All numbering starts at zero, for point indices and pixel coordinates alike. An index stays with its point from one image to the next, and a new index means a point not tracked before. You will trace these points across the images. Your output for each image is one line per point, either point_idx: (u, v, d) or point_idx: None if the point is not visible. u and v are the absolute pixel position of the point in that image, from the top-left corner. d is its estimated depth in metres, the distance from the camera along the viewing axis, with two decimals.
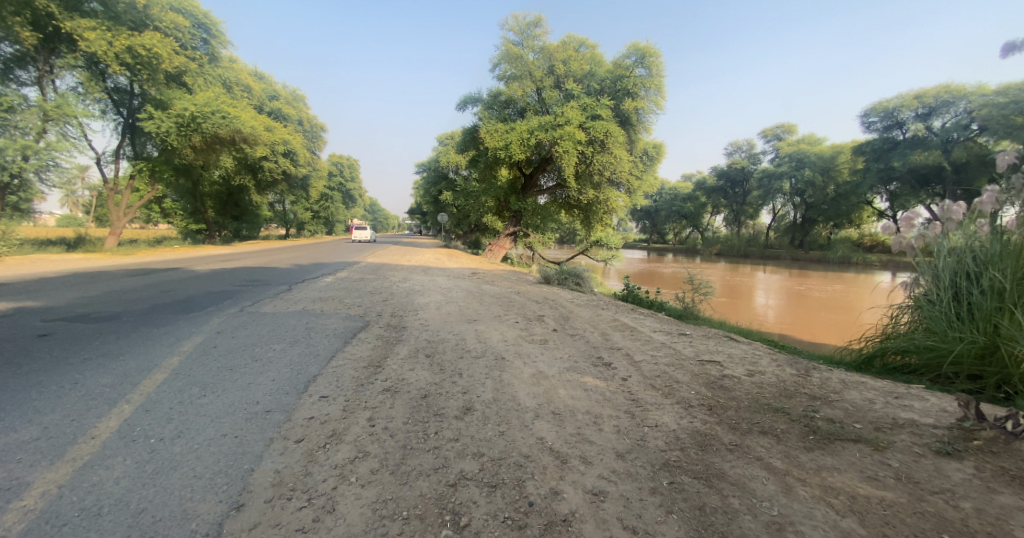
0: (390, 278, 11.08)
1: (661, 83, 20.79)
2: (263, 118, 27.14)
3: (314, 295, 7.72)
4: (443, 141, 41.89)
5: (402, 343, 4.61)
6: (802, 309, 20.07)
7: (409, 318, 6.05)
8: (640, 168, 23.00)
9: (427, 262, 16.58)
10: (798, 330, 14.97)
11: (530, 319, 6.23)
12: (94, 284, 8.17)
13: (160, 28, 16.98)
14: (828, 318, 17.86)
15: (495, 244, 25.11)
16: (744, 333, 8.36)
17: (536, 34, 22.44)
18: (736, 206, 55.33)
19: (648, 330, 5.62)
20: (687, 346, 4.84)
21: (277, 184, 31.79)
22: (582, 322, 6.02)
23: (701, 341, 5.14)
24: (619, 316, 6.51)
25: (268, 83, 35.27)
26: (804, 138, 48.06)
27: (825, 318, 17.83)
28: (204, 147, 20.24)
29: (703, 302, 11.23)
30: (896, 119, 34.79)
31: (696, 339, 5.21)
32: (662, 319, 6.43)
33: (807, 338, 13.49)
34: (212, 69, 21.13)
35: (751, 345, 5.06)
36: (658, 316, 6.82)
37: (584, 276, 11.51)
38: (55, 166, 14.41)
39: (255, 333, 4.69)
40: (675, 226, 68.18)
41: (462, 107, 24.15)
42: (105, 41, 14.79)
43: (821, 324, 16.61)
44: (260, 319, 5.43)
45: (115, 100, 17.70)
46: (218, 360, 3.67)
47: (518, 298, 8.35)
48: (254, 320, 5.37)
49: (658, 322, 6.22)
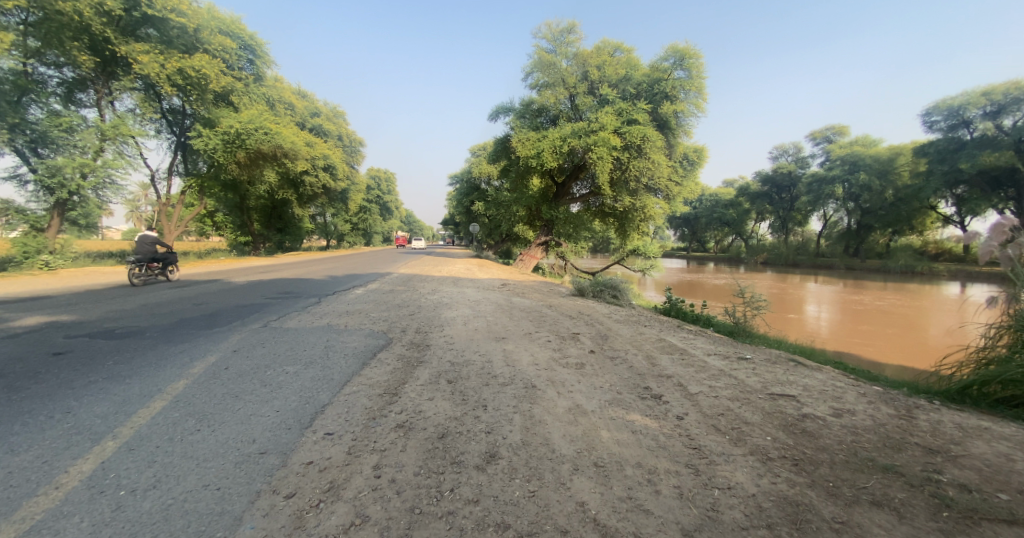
0: (420, 290, 10.85)
1: (702, 84, 19.83)
2: (305, 135, 28.48)
3: (342, 309, 7.54)
4: (476, 152, 42.28)
5: (423, 365, 4.20)
6: (861, 323, 18.14)
7: (434, 335, 5.64)
8: (679, 173, 21.94)
9: (457, 273, 16.41)
10: (859, 347, 13.41)
11: (564, 337, 5.68)
12: (136, 297, 8.44)
13: (209, 50, 18.17)
14: (891, 334, 16.04)
15: (526, 254, 24.76)
16: (807, 354, 7.34)
17: (570, 40, 22.07)
18: (782, 212, 52.02)
19: (702, 353, 4.89)
20: (754, 374, 4.09)
21: (316, 197, 33.12)
22: (622, 343, 5.36)
23: (770, 368, 4.36)
24: (666, 336, 5.79)
25: (311, 102, 37.12)
26: (859, 138, 44.58)
27: (890, 334, 15.90)
28: (247, 162, 21.35)
29: (758, 317, 10.17)
30: (961, 118, 31.36)
31: (764, 367, 4.42)
32: (717, 340, 5.66)
33: (870, 357, 12.04)
34: (257, 88, 22.43)
35: (833, 376, 4.23)
36: (711, 336, 6.04)
37: (621, 288, 10.79)
38: (110, 183, 15.60)
39: (271, 352, 4.44)
40: (716, 234, 65.02)
41: (494, 117, 24.21)
42: (157, 64, 15.93)
43: (884, 341, 14.90)
44: (281, 336, 5.20)
45: (168, 119, 19.05)
46: (228, 385, 3.42)
47: (551, 313, 7.78)
48: (274, 337, 5.16)
49: (713, 343, 5.45)
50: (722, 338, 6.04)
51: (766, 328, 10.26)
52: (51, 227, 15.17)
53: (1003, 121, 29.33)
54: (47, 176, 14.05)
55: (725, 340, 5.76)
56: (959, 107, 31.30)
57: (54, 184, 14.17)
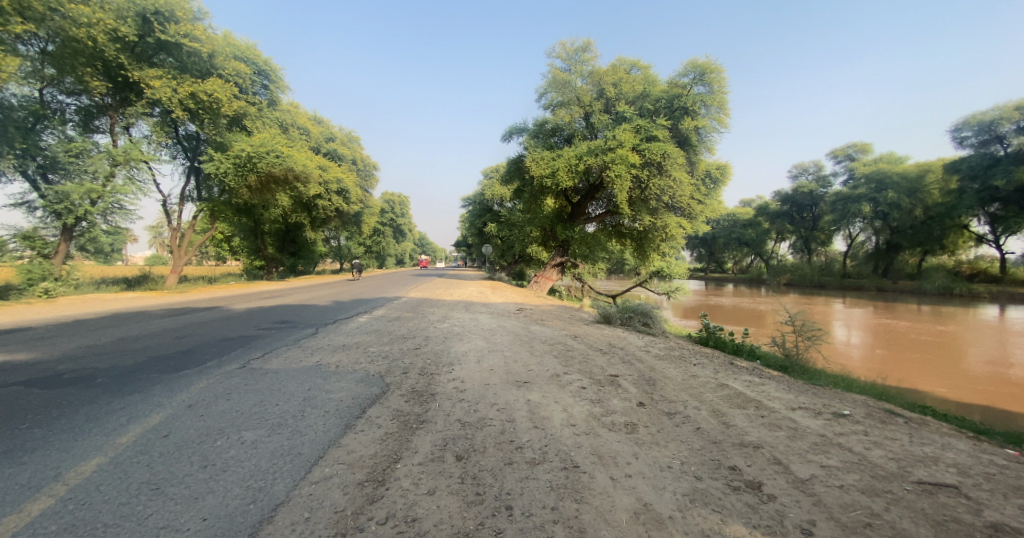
0: (428, 318, 9.95)
1: (724, 99, 19.11)
2: (318, 159, 28.79)
3: (338, 343, 6.60)
4: (488, 174, 42.20)
5: (423, 429, 3.20)
6: (909, 349, 16.46)
7: (442, 378, 4.65)
8: (701, 191, 21.00)
9: (470, 297, 15.51)
10: (917, 379, 11.87)
11: (601, 381, 4.62)
12: (120, 329, 7.74)
13: (223, 75, 18.46)
14: (924, 359, 14.69)
15: (541, 275, 23.76)
16: (886, 396, 6.05)
17: (585, 58, 21.76)
18: (805, 232, 50.15)
19: (786, 410, 3.72)
20: (874, 446, 2.74)
21: (329, 220, 33.09)
22: (676, 391, 4.26)
23: (890, 436, 3.00)
24: (727, 380, 4.67)
25: (326, 127, 37.90)
26: (883, 155, 43.10)
27: (948, 363, 14.20)
28: (259, 187, 21.37)
29: (814, 350, 8.83)
30: (993, 133, 29.75)
31: (880, 433, 3.09)
32: (796, 390, 4.45)
33: (919, 389, 10.78)
34: (271, 113, 22.74)
35: (992, 451, 2.97)
36: (783, 382, 4.84)
37: (653, 315, 9.69)
38: (120, 209, 15.66)
39: (233, 409, 3.50)
40: (734, 254, 63.21)
41: (507, 138, 23.91)
42: (170, 89, 16.11)
43: (918, 367, 13.64)
44: (256, 383, 4.29)
45: (182, 144, 19.29)
46: (156, 469, 2.50)
47: (577, 346, 6.68)
48: (249, 382, 4.27)
49: (795, 395, 4.25)
50: (797, 385, 4.82)
51: (823, 362, 8.89)
52: (58, 253, 14.91)
53: None
54: (55, 203, 13.93)
55: (805, 390, 4.55)
56: (990, 122, 29.83)
57: (62, 210, 14.04)
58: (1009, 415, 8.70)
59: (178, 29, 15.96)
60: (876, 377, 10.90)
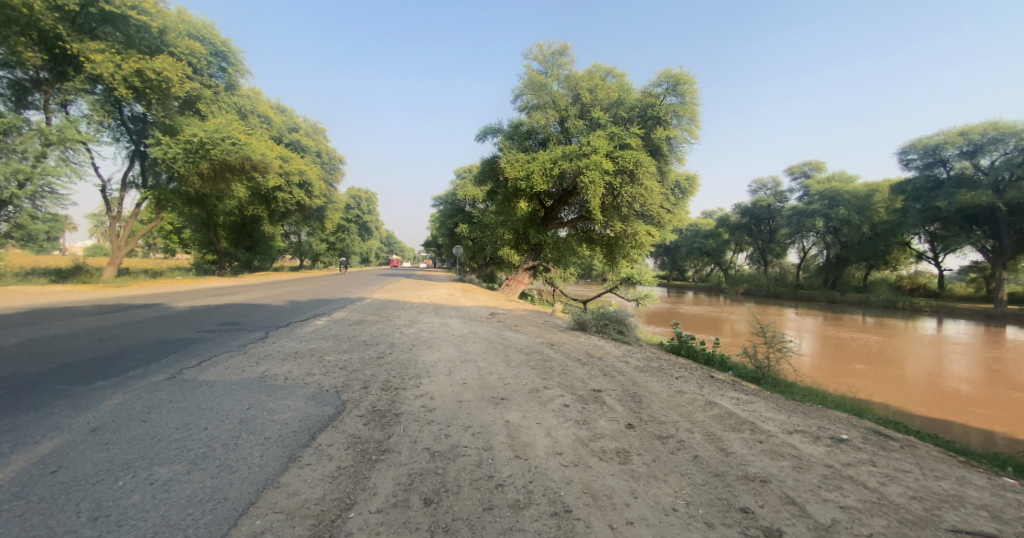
0: (395, 321, 9.31)
1: (695, 111, 19.59)
2: (279, 149, 27.09)
3: (290, 350, 5.88)
4: (461, 174, 41.47)
5: (384, 462, 2.67)
6: (857, 358, 17.44)
7: (407, 394, 4.13)
8: (671, 201, 21.43)
9: (439, 300, 14.92)
10: (868, 388, 12.49)
11: (584, 397, 4.29)
12: (26, 328, 6.64)
13: (175, 53, 16.91)
14: (869, 368, 15.58)
15: (513, 279, 23.44)
16: (857, 411, 6.12)
17: (562, 62, 21.69)
18: (761, 244, 52.91)
19: (781, 434, 3.55)
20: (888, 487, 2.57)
21: (290, 214, 31.14)
22: (664, 409, 4.01)
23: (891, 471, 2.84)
24: (713, 398, 4.48)
25: (290, 116, 35.96)
26: (833, 175, 46.20)
27: (893, 372, 15.11)
28: (213, 175, 19.70)
29: (782, 362, 8.98)
30: (938, 156, 32.68)
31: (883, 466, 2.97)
32: (783, 410, 4.34)
33: (869, 398, 11.33)
34: (228, 97, 21.08)
35: (991, 483, 2.87)
36: (768, 400, 4.73)
37: (628, 323, 9.55)
38: (51, 193, 13.88)
39: (150, 434, 2.69)
40: (696, 263, 65.77)
41: (481, 138, 23.49)
42: (113, 64, 14.48)
43: (864, 375, 14.45)
44: (184, 399, 3.51)
45: (127, 126, 17.45)
46: (25, 528, 1.71)
47: (555, 356, 6.34)
48: (176, 398, 3.49)
49: (783, 416, 4.12)
50: (781, 404, 4.71)
51: (790, 374, 9.07)
52: None
53: (980, 160, 30.67)
54: None
55: (791, 410, 4.44)
56: (935, 146, 32.72)
57: None
58: (950, 425, 9.23)
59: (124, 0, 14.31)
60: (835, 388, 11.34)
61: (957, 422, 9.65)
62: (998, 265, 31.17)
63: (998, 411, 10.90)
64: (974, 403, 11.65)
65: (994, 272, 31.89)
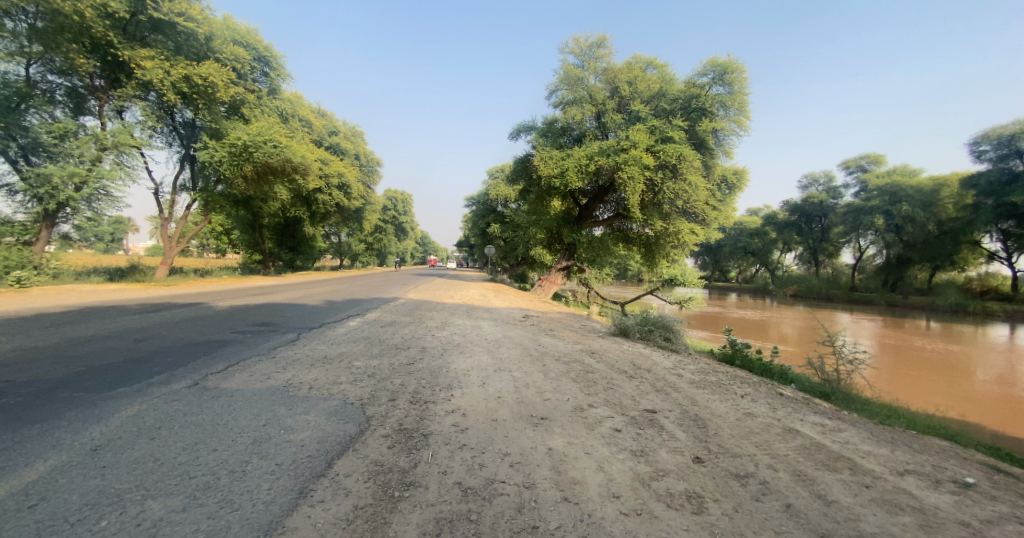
0: (426, 323, 9.05)
1: (745, 100, 18.19)
2: (319, 152, 28.05)
3: (319, 353, 5.68)
4: (493, 174, 41.30)
5: (407, 502, 2.25)
6: (931, 366, 15.49)
7: (437, 409, 3.74)
8: (716, 197, 20.04)
9: (472, 301, 14.64)
10: (950, 398, 10.90)
11: (637, 419, 3.70)
12: (76, 327, 6.89)
13: (220, 60, 17.79)
14: (930, 375, 13.94)
15: (546, 279, 22.85)
16: (966, 441, 5.11)
17: (600, 55, 20.84)
18: (813, 243, 49.13)
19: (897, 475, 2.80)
20: None
21: (329, 216, 32.23)
22: (736, 439, 3.35)
23: None
24: (795, 424, 3.77)
25: (330, 120, 37.31)
26: (898, 167, 42.08)
27: (975, 382, 13.25)
28: (256, 177, 20.57)
29: (856, 375, 7.87)
30: (1014, 148, 28.77)
31: None
32: (884, 442, 3.54)
33: (955, 411, 9.80)
34: (270, 102, 21.94)
35: None
36: (860, 426, 3.93)
37: (675, 329, 8.75)
38: (105, 195, 14.83)
39: (147, 460, 2.44)
40: (739, 264, 62.20)
41: (515, 136, 23.12)
42: (162, 70, 15.39)
43: (923, 384, 12.93)
44: (200, 412, 3.35)
45: (178, 132, 18.48)
46: None
47: (597, 367, 5.75)
48: (191, 411, 3.33)
49: (890, 450, 3.32)
50: (877, 431, 3.90)
51: (865, 389, 7.93)
52: (39, 240, 14.23)
53: None
54: (38, 186, 13.12)
55: (894, 441, 3.63)
56: (1010, 136, 28.82)
57: (45, 194, 13.25)
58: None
59: (171, 8, 15.05)
60: (913, 402, 9.91)
61: None
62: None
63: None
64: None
65: None
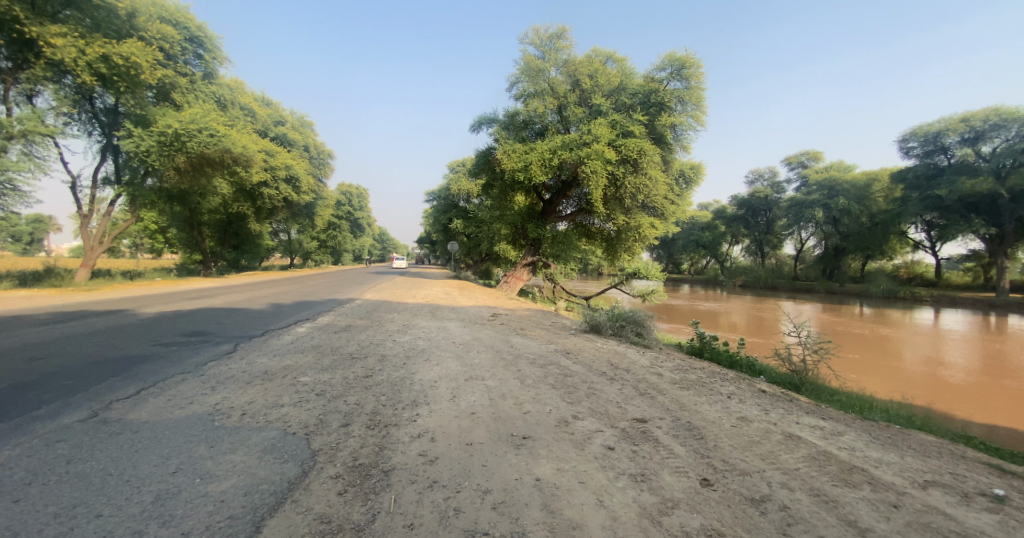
0: (387, 326, 8.31)
1: (702, 96, 18.65)
2: (264, 142, 25.82)
3: (258, 368, 4.79)
4: (454, 168, 40.19)
5: None
6: (864, 349, 16.84)
7: (400, 436, 3.14)
8: (675, 192, 20.53)
9: (436, 300, 13.91)
10: (885, 380, 11.77)
11: (631, 434, 3.35)
12: None
13: (146, 38, 15.64)
14: (859, 356, 15.30)
15: (512, 275, 22.43)
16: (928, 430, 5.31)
17: (561, 46, 20.59)
18: (758, 236, 52.37)
19: (916, 490, 2.65)
20: None
21: (277, 211, 29.78)
22: (742, 454, 3.09)
23: None
24: (794, 433, 3.61)
25: (276, 109, 34.57)
26: (832, 164, 45.75)
27: (900, 362, 14.53)
28: (191, 169, 18.31)
29: (818, 365, 8.14)
30: (939, 144, 32.06)
31: None
32: (881, 448, 3.44)
33: (892, 391, 10.57)
34: (206, 86, 19.76)
35: None
36: (850, 432, 3.85)
37: (647, 325, 8.61)
38: (11, 189, 12.55)
39: None
40: (692, 256, 65.28)
41: (476, 128, 22.41)
42: (76, 48, 13.13)
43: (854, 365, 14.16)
44: (81, 445, 2.46)
45: (97, 119, 16.09)
46: None
47: (575, 370, 5.37)
48: (68, 447, 2.44)
49: (890, 459, 3.21)
50: (866, 435, 3.85)
51: (826, 378, 8.24)
52: None
53: (981, 147, 30.09)
54: None
55: (887, 445, 3.56)
56: (936, 133, 32.05)
57: None
58: (966, 418, 8.70)
59: None
60: (857, 385, 10.54)
61: (988, 417, 8.97)
62: (1000, 253, 30.71)
63: (991, 399, 10.52)
64: (965, 389, 11.29)
65: (996, 259, 31.50)
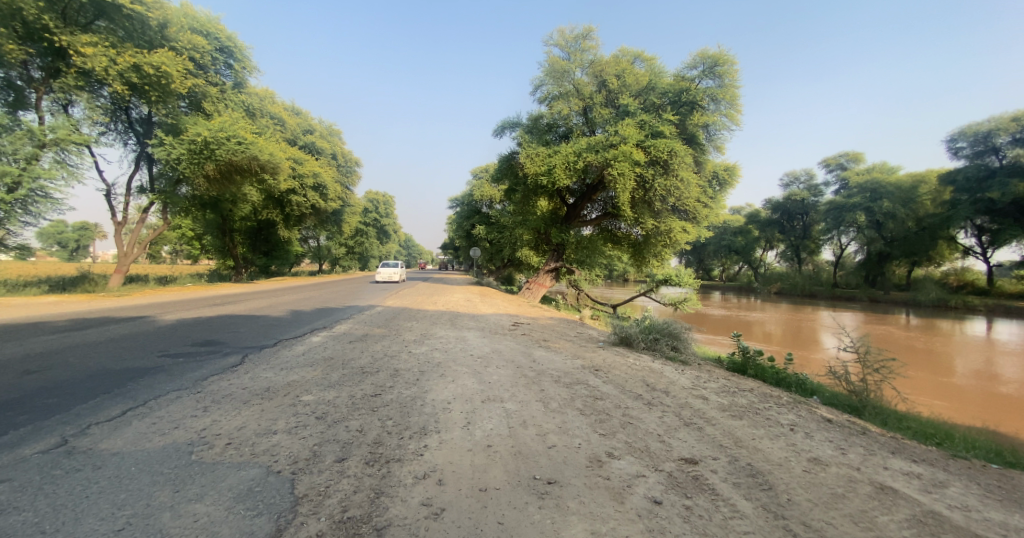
0: (403, 336, 7.91)
1: (737, 94, 17.61)
2: (292, 151, 26.51)
3: (259, 384, 4.43)
4: (477, 174, 40.19)
5: None
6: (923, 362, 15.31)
7: (400, 478, 2.62)
8: (707, 194, 19.43)
9: (456, 307, 13.52)
10: (956, 400, 10.51)
11: (681, 481, 2.71)
12: None
13: (178, 49, 16.38)
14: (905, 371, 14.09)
15: (534, 281, 21.80)
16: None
17: (587, 46, 20.01)
18: (794, 240, 49.64)
19: None
20: None
21: (305, 218, 30.51)
22: (827, 514, 2.40)
23: None
24: (887, 483, 2.88)
25: (305, 118, 35.65)
26: (875, 165, 42.86)
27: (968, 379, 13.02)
28: (220, 177, 18.86)
29: (881, 385, 7.13)
30: (988, 144, 29.39)
31: None
32: (1003, 510, 2.68)
33: (969, 415, 9.30)
34: (236, 96, 20.43)
35: None
36: (955, 483, 3.07)
37: (683, 338, 7.83)
38: (42, 196, 13.07)
39: None
40: (723, 262, 62.61)
41: (499, 133, 22.11)
42: (107, 58, 13.70)
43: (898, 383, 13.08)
44: (24, 489, 2.10)
45: (133, 129, 16.83)
46: None
47: (606, 391, 4.73)
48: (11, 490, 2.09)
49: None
50: (977, 489, 3.06)
51: (890, 400, 7.21)
52: None
53: None
54: None
55: (1010, 505, 2.78)
56: (987, 133, 29.33)
57: None
58: None
59: None
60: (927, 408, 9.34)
61: None
62: None
63: None
64: None
65: None
